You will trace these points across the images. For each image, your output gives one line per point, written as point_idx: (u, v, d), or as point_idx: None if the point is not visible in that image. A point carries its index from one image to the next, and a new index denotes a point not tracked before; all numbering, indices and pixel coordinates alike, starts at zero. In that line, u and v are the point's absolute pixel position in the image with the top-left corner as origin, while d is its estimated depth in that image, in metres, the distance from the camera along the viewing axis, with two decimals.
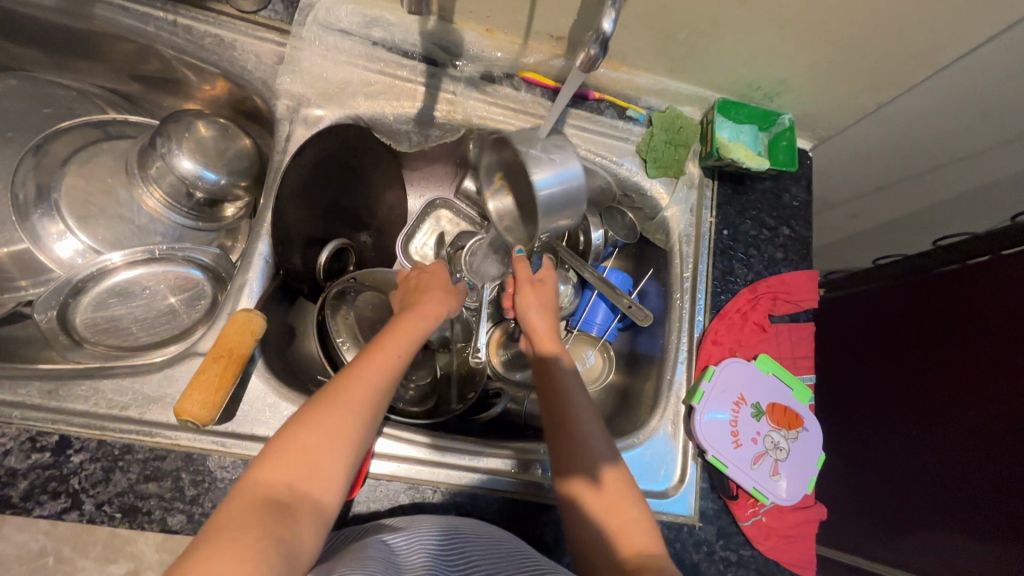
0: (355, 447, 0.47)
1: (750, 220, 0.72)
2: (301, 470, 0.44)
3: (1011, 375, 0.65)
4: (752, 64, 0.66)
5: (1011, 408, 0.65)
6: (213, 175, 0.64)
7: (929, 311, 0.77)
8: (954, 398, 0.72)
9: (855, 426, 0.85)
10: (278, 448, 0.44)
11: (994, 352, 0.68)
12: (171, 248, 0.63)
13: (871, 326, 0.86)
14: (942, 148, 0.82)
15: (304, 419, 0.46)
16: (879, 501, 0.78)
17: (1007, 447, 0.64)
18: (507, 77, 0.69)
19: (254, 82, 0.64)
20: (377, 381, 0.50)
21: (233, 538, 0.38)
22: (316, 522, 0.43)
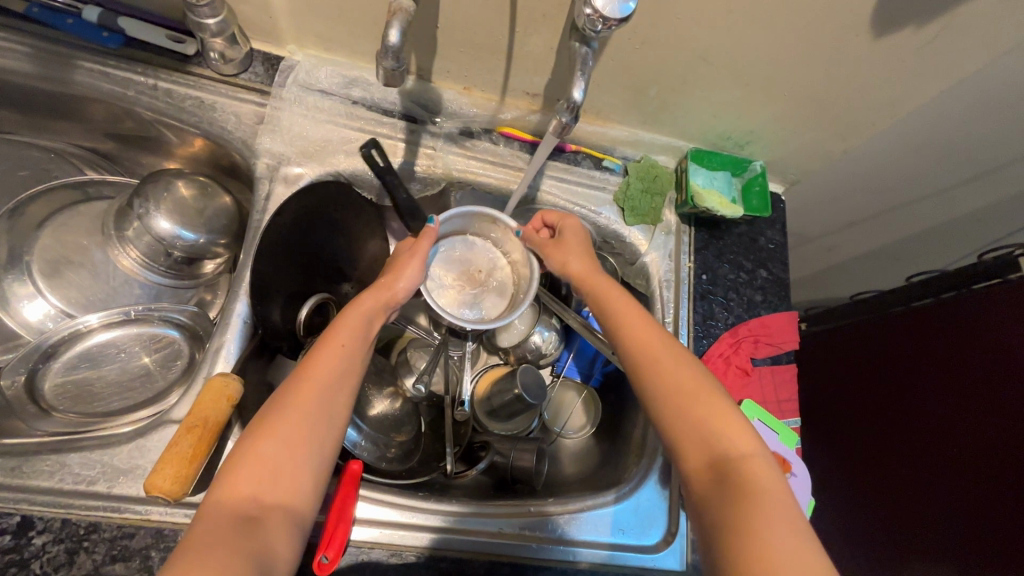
0: (316, 447, 0.46)
1: (727, 263, 0.74)
2: (264, 483, 0.43)
3: (992, 408, 0.66)
4: (722, 116, 0.68)
5: (993, 443, 0.65)
6: (191, 234, 0.64)
7: (908, 343, 0.78)
8: (931, 429, 0.72)
9: (841, 459, 0.85)
10: (236, 461, 0.44)
11: (973, 386, 0.69)
12: (148, 309, 0.63)
13: (850, 362, 0.87)
14: (906, 187, 0.85)
15: (256, 430, 0.45)
16: (880, 544, 0.77)
17: (992, 483, 0.64)
18: (485, 132, 0.70)
19: (234, 142, 0.64)
20: (330, 378, 0.49)
21: (204, 557, 0.38)
22: (287, 526, 0.43)
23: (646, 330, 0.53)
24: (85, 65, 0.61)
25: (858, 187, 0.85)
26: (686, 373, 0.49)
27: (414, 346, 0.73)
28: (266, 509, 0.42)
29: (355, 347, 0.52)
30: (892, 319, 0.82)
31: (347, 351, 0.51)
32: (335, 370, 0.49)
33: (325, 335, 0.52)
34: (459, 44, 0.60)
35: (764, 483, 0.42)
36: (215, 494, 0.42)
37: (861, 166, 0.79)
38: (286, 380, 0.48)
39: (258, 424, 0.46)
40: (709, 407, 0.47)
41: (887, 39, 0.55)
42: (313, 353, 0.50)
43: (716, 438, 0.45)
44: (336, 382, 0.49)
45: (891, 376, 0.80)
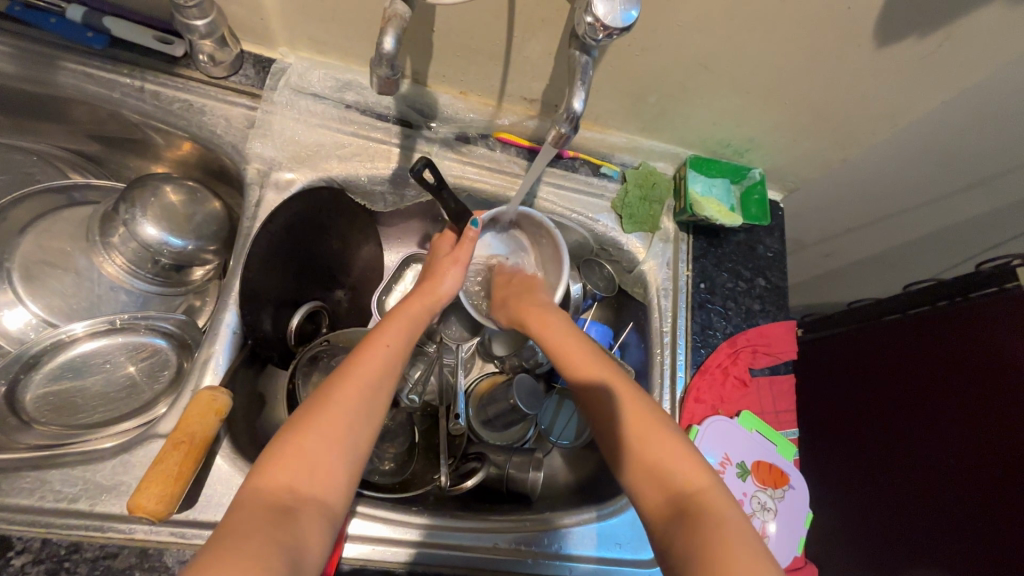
0: (358, 441, 0.45)
1: (726, 272, 0.73)
2: (303, 473, 0.42)
3: (999, 420, 0.65)
4: (722, 124, 0.67)
5: (998, 454, 0.64)
6: (179, 241, 0.62)
7: (906, 350, 0.77)
8: (931, 439, 0.72)
9: (836, 470, 0.84)
10: (277, 450, 0.43)
11: (979, 396, 0.68)
12: (134, 317, 0.62)
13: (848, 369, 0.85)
14: (905, 195, 0.85)
15: (297, 422, 0.44)
16: (877, 555, 0.77)
17: (1000, 496, 0.63)
18: (482, 137, 0.69)
19: (224, 146, 0.63)
20: (374, 374, 0.48)
21: (240, 543, 0.36)
22: (322, 522, 0.41)
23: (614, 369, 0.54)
24: (69, 66, 0.59)
25: (857, 193, 0.85)
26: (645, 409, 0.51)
27: (407, 354, 0.70)
28: (301, 500, 0.41)
29: (399, 347, 0.52)
30: (892, 326, 0.80)
31: (391, 351, 0.51)
32: (378, 367, 0.49)
33: (369, 335, 0.52)
34: (456, 48, 0.59)
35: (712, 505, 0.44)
36: (255, 482, 0.41)
37: (860, 173, 0.78)
38: (330, 374, 0.48)
39: (298, 415, 0.45)
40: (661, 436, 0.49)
41: (890, 50, 0.54)
42: (357, 353, 0.50)
43: (667, 470, 0.47)
44: (381, 379, 0.48)
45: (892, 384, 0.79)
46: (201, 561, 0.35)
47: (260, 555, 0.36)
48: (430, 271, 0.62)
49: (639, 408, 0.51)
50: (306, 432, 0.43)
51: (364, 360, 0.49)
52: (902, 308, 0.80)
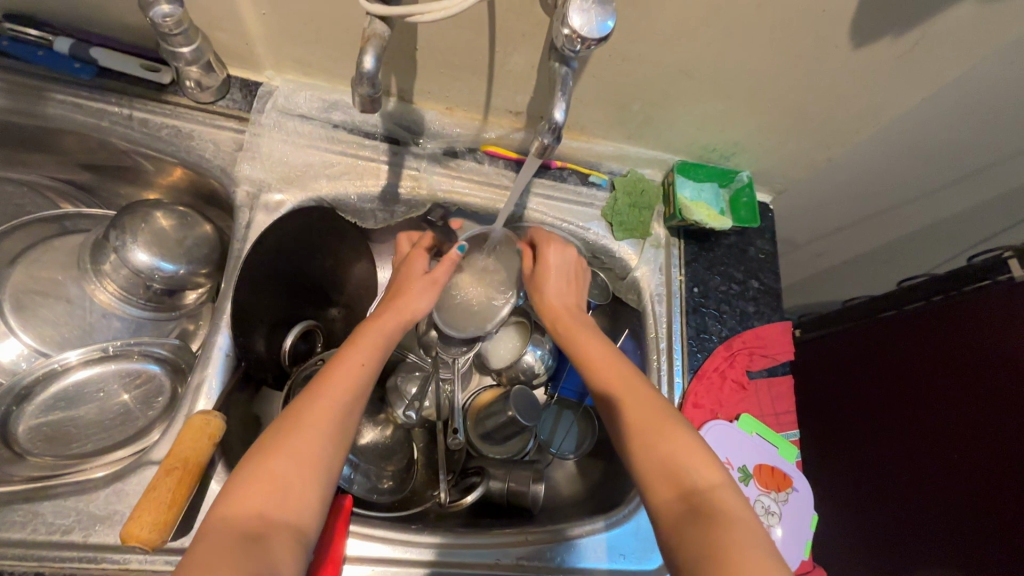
0: (327, 463, 0.45)
1: (718, 275, 0.73)
2: (271, 497, 0.41)
3: (996, 418, 0.64)
4: (707, 129, 0.68)
5: (994, 447, 0.64)
6: (171, 266, 0.63)
7: (899, 348, 0.78)
8: (928, 436, 0.71)
9: (837, 471, 0.84)
10: (243, 477, 0.42)
11: (978, 394, 0.67)
12: (127, 344, 0.61)
13: (850, 367, 0.85)
14: (893, 191, 0.85)
15: (267, 445, 0.44)
16: (880, 555, 0.76)
17: (995, 494, 0.63)
18: (470, 151, 0.70)
19: (213, 170, 0.63)
20: (344, 392, 0.48)
21: (207, 572, 0.36)
22: (293, 546, 0.41)
23: (616, 377, 0.53)
24: (58, 97, 0.60)
25: (845, 192, 0.85)
26: (649, 414, 0.49)
27: (403, 371, 0.70)
28: (271, 525, 0.40)
29: (369, 367, 0.51)
30: (894, 323, 0.80)
31: (360, 371, 0.50)
32: (344, 388, 0.48)
33: (339, 352, 0.52)
34: (438, 64, 0.60)
35: (719, 506, 0.43)
36: (223, 509, 0.41)
37: (847, 172, 0.79)
38: (300, 394, 0.48)
39: (264, 441, 0.44)
40: (674, 441, 0.47)
41: (867, 50, 0.54)
42: (323, 374, 0.49)
43: (682, 466, 0.46)
44: (352, 398, 0.48)
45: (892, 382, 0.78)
46: None
47: None
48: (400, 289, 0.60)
49: (643, 406, 0.50)
50: (275, 456, 0.43)
51: (333, 378, 0.48)
52: (897, 305, 0.81)
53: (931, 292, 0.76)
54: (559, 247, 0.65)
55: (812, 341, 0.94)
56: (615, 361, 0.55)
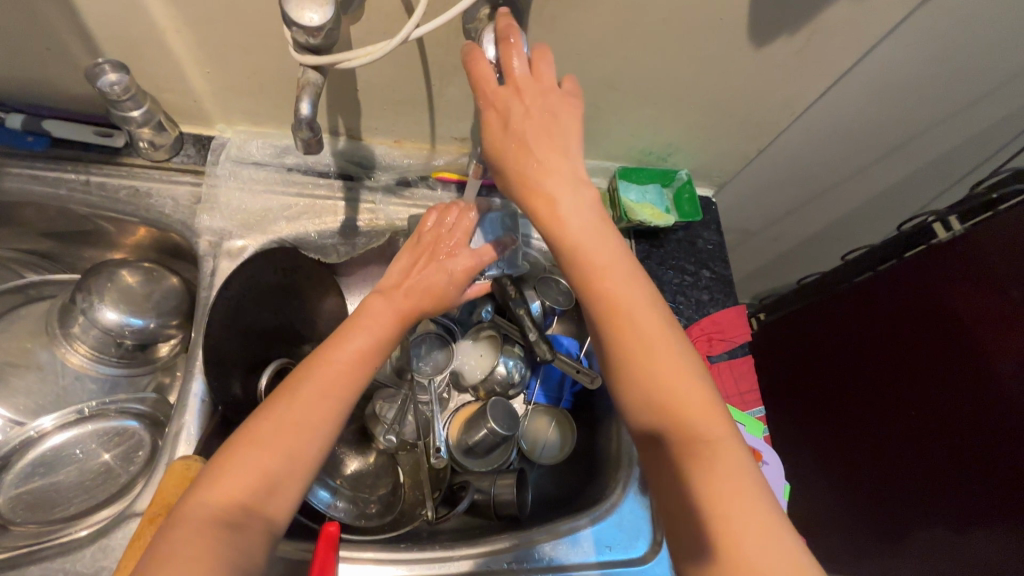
0: (311, 458, 0.44)
1: (671, 269, 0.77)
2: (250, 489, 0.41)
3: (964, 374, 0.71)
4: (640, 135, 0.72)
5: (960, 393, 0.71)
6: (140, 321, 0.64)
7: (869, 312, 0.85)
8: (901, 387, 0.78)
9: (817, 422, 0.92)
10: (229, 464, 0.41)
11: (940, 355, 0.74)
12: (103, 403, 0.63)
13: (825, 339, 0.91)
14: (825, 172, 0.91)
15: (249, 436, 0.43)
16: (867, 512, 0.84)
17: (973, 445, 0.70)
18: (421, 179, 0.73)
19: (174, 223, 0.65)
20: (336, 384, 0.46)
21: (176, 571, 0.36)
22: (265, 539, 0.42)
23: (634, 315, 0.43)
24: (15, 171, 0.62)
25: (782, 177, 0.91)
26: (694, 403, 0.41)
27: (381, 397, 0.72)
28: (248, 515, 0.40)
29: (367, 354, 0.49)
30: (857, 296, 0.87)
31: (351, 364, 0.48)
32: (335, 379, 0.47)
33: (331, 339, 0.49)
34: (380, 102, 0.64)
35: (743, 497, 0.39)
36: (201, 496, 0.40)
37: (778, 160, 0.85)
38: (286, 383, 0.46)
39: (254, 429, 0.43)
40: (689, 399, 0.41)
41: (767, 50, 0.60)
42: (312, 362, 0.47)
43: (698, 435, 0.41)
44: (343, 390, 0.47)
45: (863, 351, 0.85)
46: None
47: None
48: (419, 260, 0.56)
49: (665, 356, 0.42)
50: (257, 447, 0.42)
51: (323, 371, 0.47)
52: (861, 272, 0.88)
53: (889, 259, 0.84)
54: (489, 80, 0.43)
55: (786, 318, 1.00)
56: (635, 283, 0.44)
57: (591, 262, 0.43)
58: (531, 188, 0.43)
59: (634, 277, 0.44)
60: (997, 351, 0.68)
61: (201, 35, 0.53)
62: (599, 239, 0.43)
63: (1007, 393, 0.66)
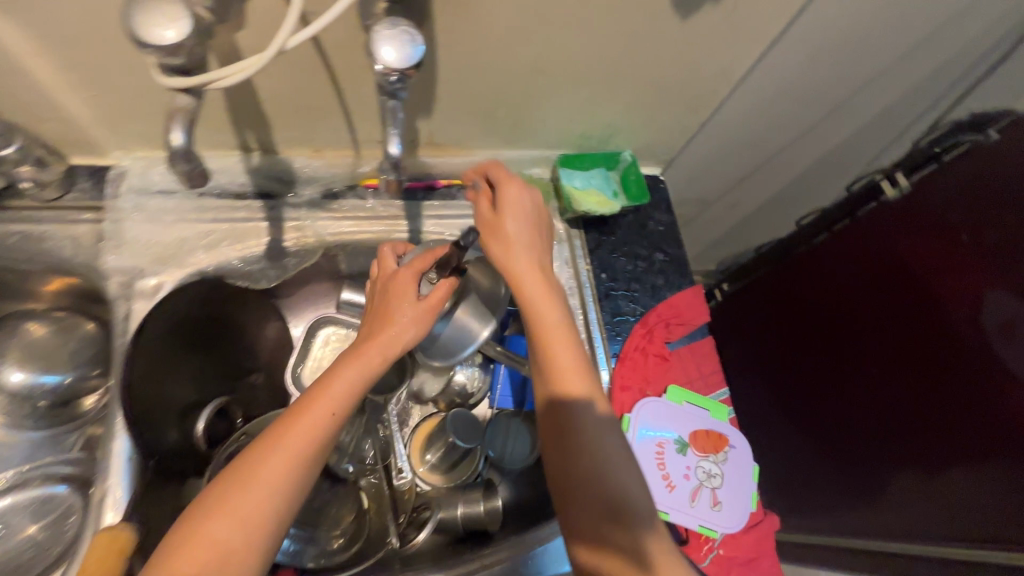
0: (274, 521, 0.42)
1: (624, 256, 0.74)
2: (211, 561, 0.40)
3: (931, 321, 0.74)
4: (576, 119, 0.69)
5: (933, 346, 0.74)
6: (54, 377, 0.60)
7: (831, 274, 0.87)
8: (878, 345, 0.81)
9: (798, 391, 0.96)
10: (193, 535, 0.40)
11: (906, 306, 0.77)
12: (24, 471, 0.60)
13: (797, 305, 0.94)
14: (773, 136, 0.89)
15: (212, 500, 0.42)
16: (850, 458, 0.87)
17: (949, 387, 0.72)
18: (350, 189, 0.68)
19: (78, 267, 0.59)
20: (306, 443, 0.44)
21: None
22: None
23: (573, 364, 0.49)
24: None
25: (729, 146, 0.88)
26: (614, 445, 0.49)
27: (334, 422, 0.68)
28: None
29: (341, 410, 0.46)
30: (819, 263, 0.89)
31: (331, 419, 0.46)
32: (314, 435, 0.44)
33: (310, 388, 0.47)
34: (290, 112, 0.58)
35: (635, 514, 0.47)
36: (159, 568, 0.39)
37: (724, 130, 0.82)
38: (255, 443, 0.44)
39: (217, 490, 0.42)
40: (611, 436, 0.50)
41: (695, 19, 0.56)
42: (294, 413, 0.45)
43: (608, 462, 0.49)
44: (315, 449, 0.44)
45: (832, 312, 0.87)
46: None
47: None
48: (385, 295, 0.52)
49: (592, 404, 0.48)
50: (218, 516, 0.41)
51: (295, 429, 0.44)
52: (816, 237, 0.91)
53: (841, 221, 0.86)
54: (518, 185, 0.50)
55: (757, 289, 1.02)
56: (573, 340, 0.49)
57: (543, 324, 0.48)
58: (514, 253, 0.49)
59: (571, 333, 0.49)
60: (957, 294, 0.70)
61: (66, 58, 0.47)
62: (555, 302, 0.49)
63: (974, 333, 0.69)
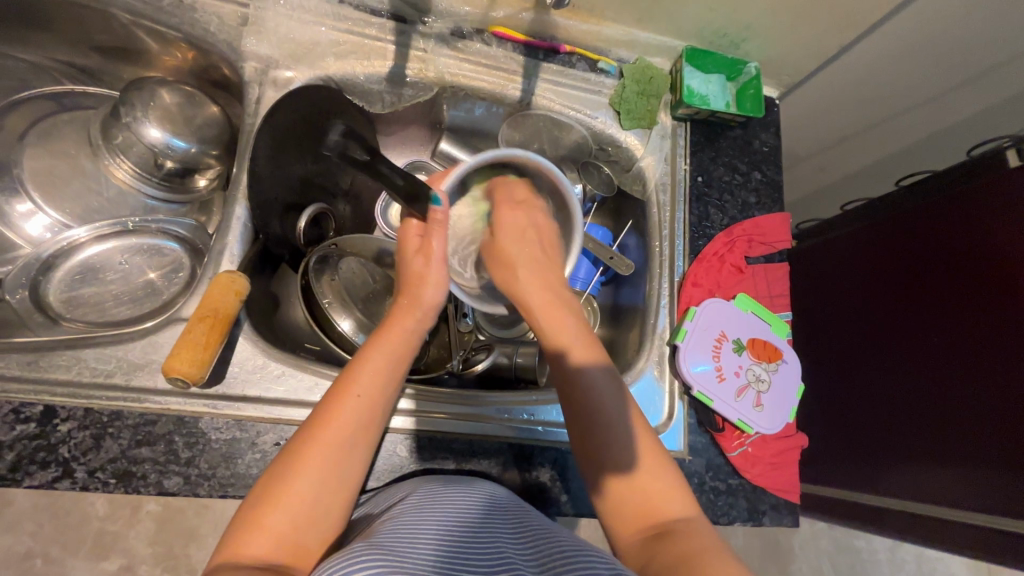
0: (372, 423, 0.45)
1: (723, 166, 0.74)
2: (326, 448, 0.43)
3: (991, 326, 0.64)
4: (717, 9, 0.66)
5: (996, 344, 0.63)
6: (183, 143, 0.63)
7: (918, 256, 0.74)
8: (936, 343, 0.69)
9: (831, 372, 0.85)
10: (305, 433, 0.43)
11: (968, 303, 0.67)
12: (144, 220, 0.63)
13: (909, 276, 0.74)
14: (903, 87, 0.84)
15: (325, 402, 0.45)
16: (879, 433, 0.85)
17: (991, 398, 0.63)
18: (477, 33, 0.68)
19: (219, 45, 0.62)
20: (388, 359, 0.48)
21: (271, 512, 0.39)
22: (343, 491, 0.43)
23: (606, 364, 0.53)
24: None
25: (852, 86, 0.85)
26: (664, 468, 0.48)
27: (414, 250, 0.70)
28: (327, 473, 0.42)
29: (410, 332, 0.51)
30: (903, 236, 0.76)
31: (404, 340, 0.51)
32: (355, 418, 0.44)
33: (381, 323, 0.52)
34: None
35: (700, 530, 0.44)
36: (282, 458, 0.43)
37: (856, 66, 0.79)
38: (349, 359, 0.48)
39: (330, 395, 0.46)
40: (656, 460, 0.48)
41: None
42: (328, 405, 0.45)
43: (664, 487, 0.47)
44: (396, 361, 0.49)
45: (884, 287, 0.78)
46: (248, 517, 0.39)
47: (287, 518, 0.40)
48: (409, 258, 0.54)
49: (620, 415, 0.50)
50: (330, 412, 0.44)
51: (379, 345, 0.49)
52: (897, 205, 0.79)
53: (940, 187, 0.74)
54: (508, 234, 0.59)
55: (821, 245, 0.89)
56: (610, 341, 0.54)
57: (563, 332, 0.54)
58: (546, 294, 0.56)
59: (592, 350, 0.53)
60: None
61: None
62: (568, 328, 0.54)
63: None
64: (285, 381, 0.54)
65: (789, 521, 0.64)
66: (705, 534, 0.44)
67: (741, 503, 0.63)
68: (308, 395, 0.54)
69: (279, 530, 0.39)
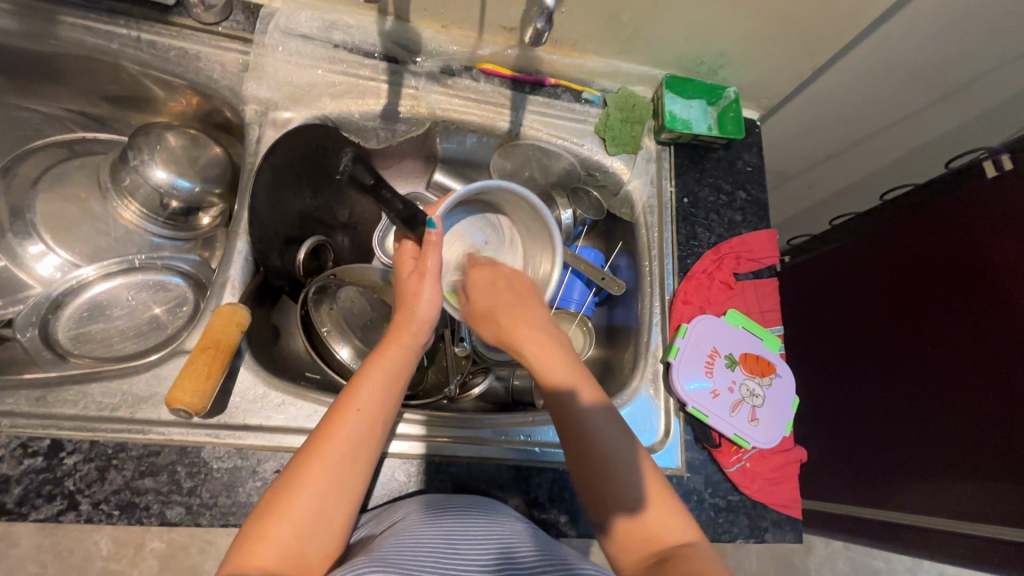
0: (374, 441, 0.46)
1: (707, 186, 0.76)
2: (327, 469, 0.43)
3: (987, 336, 0.64)
4: (694, 39, 0.70)
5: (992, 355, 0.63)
6: (187, 183, 0.66)
7: (909, 267, 0.75)
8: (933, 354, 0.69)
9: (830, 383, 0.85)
10: (307, 453, 0.44)
11: (965, 310, 0.67)
12: (150, 257, 0.66)
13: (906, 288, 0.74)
14: (881, 104, 0.87)
15: (328, 418, 0.46)
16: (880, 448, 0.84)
17: (990, 402, 0.63)
18: (466, 70, 0.72)
19: (222, 90, 0.66)
20: (388, 375, 0.49)
21: (274, 529, 0.40)
22: (344, 508, 0.44)
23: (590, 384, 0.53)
24: (68, 20, 0.61)
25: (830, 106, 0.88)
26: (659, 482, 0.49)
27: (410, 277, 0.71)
28: (328, 493, 0.43)
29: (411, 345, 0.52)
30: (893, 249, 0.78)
31: (405, 353, 0.51)
32: (353, 436, 0.45)
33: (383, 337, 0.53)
34: None
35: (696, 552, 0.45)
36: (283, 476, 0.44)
37: None
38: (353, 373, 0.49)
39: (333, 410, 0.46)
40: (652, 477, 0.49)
41: None
42: (328, 423, 0.46)
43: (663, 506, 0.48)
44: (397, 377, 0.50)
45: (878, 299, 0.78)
46: (251, 536, 0.40)
47: (289, 537, 0.40)
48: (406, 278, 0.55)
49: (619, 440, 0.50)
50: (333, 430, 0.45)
51: (382, 359, 0.50)
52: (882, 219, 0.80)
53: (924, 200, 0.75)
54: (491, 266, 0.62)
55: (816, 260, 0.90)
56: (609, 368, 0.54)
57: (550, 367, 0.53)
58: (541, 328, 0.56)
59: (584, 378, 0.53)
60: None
61: None
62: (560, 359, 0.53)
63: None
64: (285, 409, 0.55)
65: (792, 537, 0.63)
66: (704, 556, 0.44)
67: (742, 520, 0.63)
68: (307, 422, 0.55)
69: (282, 548, 0.40)
